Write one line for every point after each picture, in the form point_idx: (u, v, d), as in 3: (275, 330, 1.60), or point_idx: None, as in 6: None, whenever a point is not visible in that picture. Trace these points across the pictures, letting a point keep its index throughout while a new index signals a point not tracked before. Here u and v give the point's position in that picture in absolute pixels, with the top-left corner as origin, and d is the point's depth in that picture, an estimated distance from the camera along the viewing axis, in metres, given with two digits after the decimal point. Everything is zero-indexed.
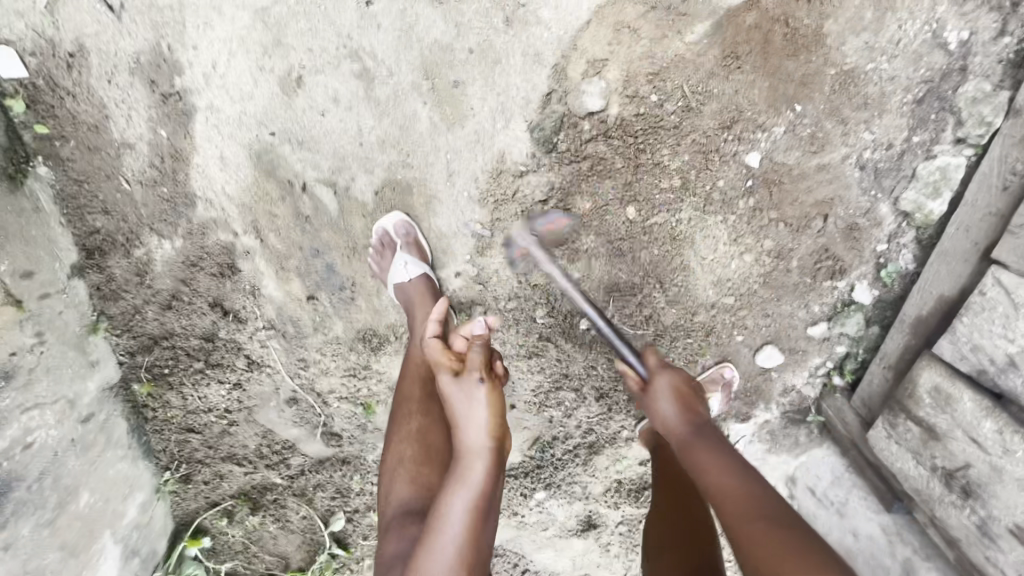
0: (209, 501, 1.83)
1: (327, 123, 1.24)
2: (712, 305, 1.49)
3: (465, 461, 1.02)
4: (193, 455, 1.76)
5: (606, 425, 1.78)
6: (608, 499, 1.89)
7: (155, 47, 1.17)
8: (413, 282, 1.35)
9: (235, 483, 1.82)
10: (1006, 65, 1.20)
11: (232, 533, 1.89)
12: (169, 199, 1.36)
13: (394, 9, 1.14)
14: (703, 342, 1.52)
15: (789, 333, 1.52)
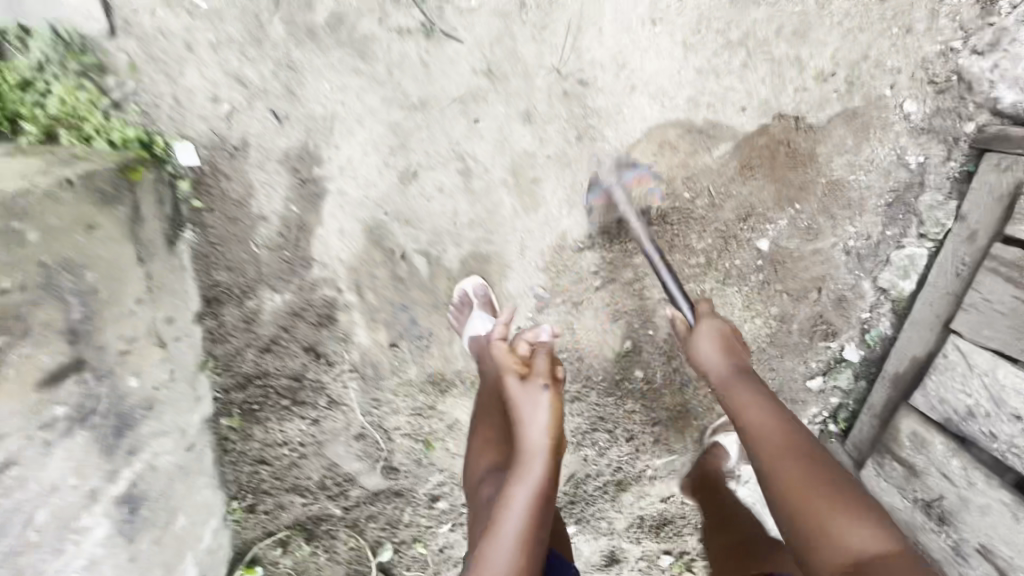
0: (266, 531, 2.00)
1: (430, 207, 1.56)
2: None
3: (530, 459, 1.24)
4: (260, 485, 1.95)
5: (632, 464, 2.00)
6: (631, 534, 2.09)
7: (304, 145, 1.47)
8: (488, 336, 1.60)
9: (292, 513, 1.99)
10: (954, 181, 1.58)
11: (283, 563, 2.03)
12: (289, 261, 1.63)
13: (496, 126, 1.47)
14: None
15: (791, 384, 1.86)
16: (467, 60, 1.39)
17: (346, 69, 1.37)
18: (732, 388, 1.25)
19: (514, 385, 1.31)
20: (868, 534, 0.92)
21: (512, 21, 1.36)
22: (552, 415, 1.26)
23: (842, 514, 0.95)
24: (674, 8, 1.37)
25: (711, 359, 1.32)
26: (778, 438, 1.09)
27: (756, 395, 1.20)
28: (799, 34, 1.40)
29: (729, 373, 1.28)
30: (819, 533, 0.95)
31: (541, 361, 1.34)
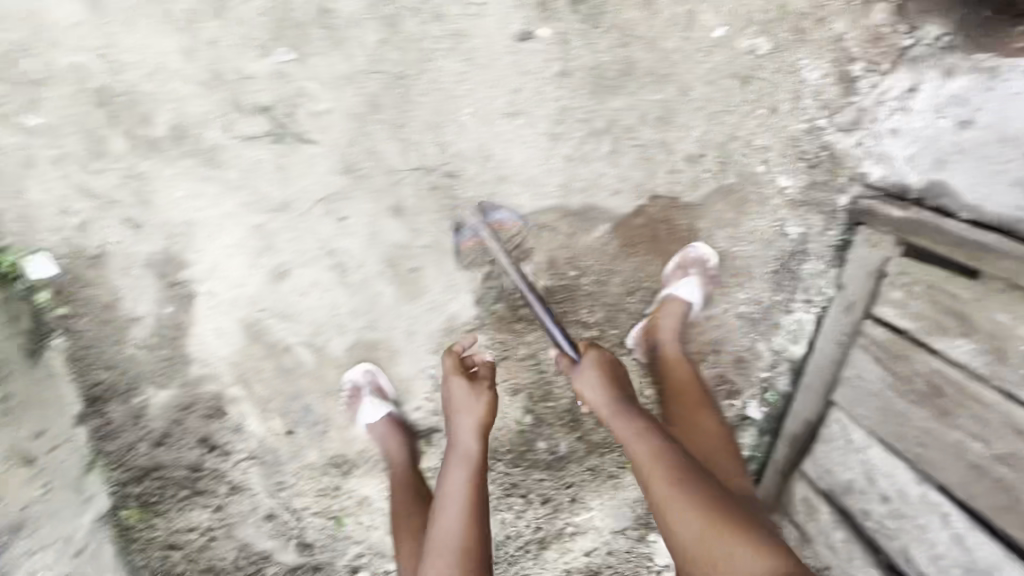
0: None
1: (306, 301, 1.52)
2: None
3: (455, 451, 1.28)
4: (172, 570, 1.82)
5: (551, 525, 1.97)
6: None
7: (165, 250, 1.42)
8: (378, 423, 1.61)
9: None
10: (835, 249, 1.58)
11: None
12: (168, 359, 1.58)
13: (364, 221, 1.43)
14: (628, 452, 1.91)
15: None
16: (324, 162, 1.34)
17: (196, 178, 1.32)
18: (620, 421, 1.23)
19: (461, 417, 1.31)
20: (754, 558, 0.94)
21: (366, 121, 1.31)
22: (474, 437, 1.28)
23: (749, 538, 0.97)
24: (533, 100, 1.34)
25: (598, 398, 1.28)
26: (664, 463, 1.11)
27: (632, 426, 1.20)
28: (664, 119, 1.39)
29: (607, 415, 1.27)
30: (716, 554, 0.98)
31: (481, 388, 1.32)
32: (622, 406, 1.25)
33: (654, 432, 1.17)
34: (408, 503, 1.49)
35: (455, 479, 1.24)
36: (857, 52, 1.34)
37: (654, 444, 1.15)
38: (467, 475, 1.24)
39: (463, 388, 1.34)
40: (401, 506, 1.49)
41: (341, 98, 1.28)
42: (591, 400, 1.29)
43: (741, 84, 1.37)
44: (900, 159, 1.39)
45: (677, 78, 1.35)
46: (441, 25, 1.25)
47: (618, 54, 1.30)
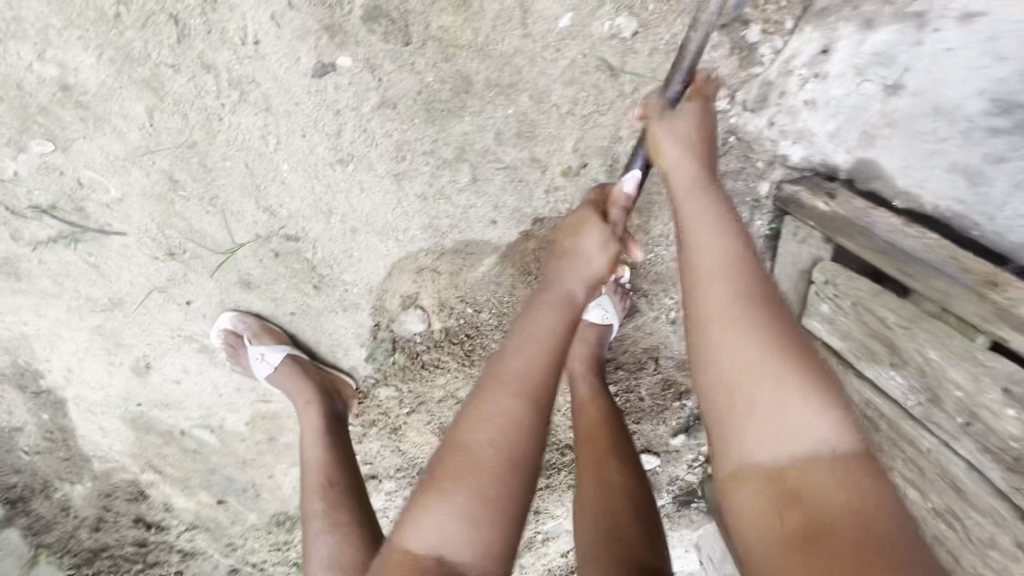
0: None
1: (184, 387, 1.40)
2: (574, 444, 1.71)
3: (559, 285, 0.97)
4: None
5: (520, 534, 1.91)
6: None
7: (14, 364, 1.31)
8: (279, 368, 1.31)
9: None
10: (766, 239, 1.34)
11: None
12: (68, 459, 1.52)
13: (213, 301, 1.27)
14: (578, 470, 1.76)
15: (658, 443, 1.68)
16: (141, 251, 1.17)
17: (7, 292, 1.18)
18: (690, 203, 0.87)
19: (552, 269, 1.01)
20: (829, 426, 0.68)
21: (171, 201, 1.12)
22: (607, 250, 1.01)
23: (826, 394, 0.71)
24: (360, 140, 1.11)
25: (676, 155, 0.90)
26: (724, 292, 0.77)
27: (707, 202, 0.86)
28: (523, 132, 1.14)
29: (677, 192, 0.89)
30: (757, 408, 0.70)
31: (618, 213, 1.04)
32: (704, 183, 0.88)
33: (726, 228, 0.83)
34: (322, 487, 1.20)
35: (539, 320, 0.91)
36: (748, 12, 1.05)
37: (727, 259, 0.80)
38: (558, 317, 0.92)
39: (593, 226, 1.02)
40: (314, 484, 1.21)
41: (132, 181, 1.09)
42: (665, 160, 0.92)
43: (609, 74, 1.10)
44: (823, 135, 1.13)
45: (525, 84, 1.10)
46: (215, 75, 1.02)
47: (445, 71, 1.07)
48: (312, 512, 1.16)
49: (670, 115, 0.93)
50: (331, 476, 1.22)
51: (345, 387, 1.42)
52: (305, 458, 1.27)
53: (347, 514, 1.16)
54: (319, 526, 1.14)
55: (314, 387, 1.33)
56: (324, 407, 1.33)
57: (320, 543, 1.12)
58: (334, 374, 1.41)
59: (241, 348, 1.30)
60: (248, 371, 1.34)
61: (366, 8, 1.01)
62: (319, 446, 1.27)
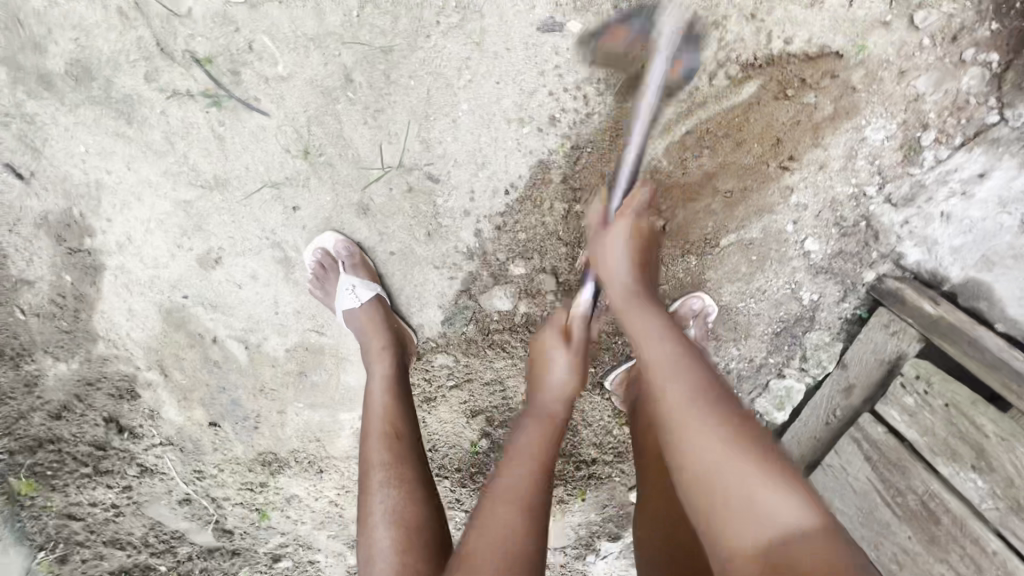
0: None
1: (242, 294, 1.28)
2: (593, 461, 1.75)
3: (533, 416, 1.06)
4: (71, 537, 1.74)
5: None
6: None
7: (65, 211, 1.14)
8: (364, 306, 1.23)
9: (116, 562, 1.80)
10: (845, 321, 1.41)
11: None
12: (68, 332, 1.33)
13: (320, 215, 1.18)
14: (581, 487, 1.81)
15: None
16: (277, 139, 1.07)
17: (103, 131, 1.03)
18: (629, 310, 1.00)
19: (552, 338, 1.13)
20: (802, 511, 0.69)
21: (335, 99, 1.04)
22: (573, 368, 1.10)
23: (786, 474, 0.74)
24: (547, 107, 1.09)
25: (625, 274, 1.04)
26: (682, 386, 0.83)
27: (645, 312, 0.96)
28: (691, 152, 1.16)
29: (617, 297, 1.03)
30: (717, 483, 0.74)
31: (560, 365, 1.10)
32: (639, 298, 1.00)
33: (655, 323, 0.93)
34: (387, 437, 1.10)
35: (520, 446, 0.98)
36: (932, 117, 1.13)
37: (685, 384, 0.83)
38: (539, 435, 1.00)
39: (557, 343, 1.12)
40: (380, 433, 1.11)
41: (306, 64, 1.00)
42: (610, 275, 1.04)
43: (794, 127, 1.15)
44: (944, 247, 1.23)
45: (719, 111, 1.11)
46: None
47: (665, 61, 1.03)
48: (377, 461, 1.07)
49: (610, 227, 1.06)
50: (398, 427, 1.12)
51: (411, 344, 1.32)
52: (369, 404, 1.17)
53: (412, 471, 1.06)
54: (381, 478, 1.04)
55: (390, 335, 1.25)
56: (396, 358, 1.23)
57: (384, 493, 1.02)
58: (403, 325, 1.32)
59: (333, 272, 1.21)
60: (329, 298, 1.25)
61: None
62: (386, 395, 1.17)
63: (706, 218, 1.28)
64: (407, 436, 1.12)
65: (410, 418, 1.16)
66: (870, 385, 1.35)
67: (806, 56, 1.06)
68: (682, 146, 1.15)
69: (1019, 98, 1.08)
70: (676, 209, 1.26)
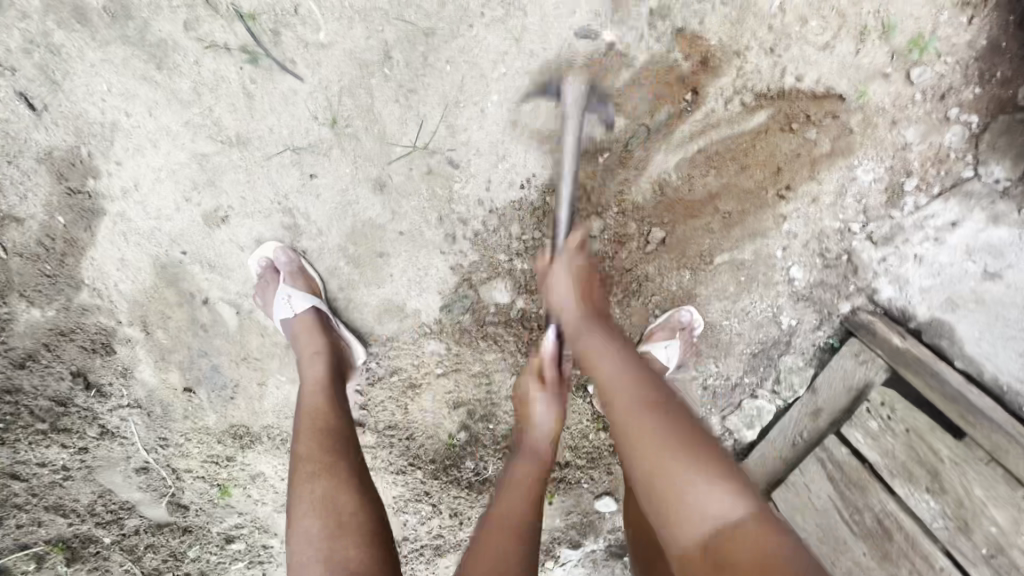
0: (18, 544, 1.74)
1: (243, 257, 1.26)
2: (567, 463, 1.79)
3: (523, 462, 1.15)
4: (9, 499, 1.66)
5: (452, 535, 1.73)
6: None
7: (73, 149, 1.11)
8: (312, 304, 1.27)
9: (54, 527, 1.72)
10: (819, 348, 1.46)
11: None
12: (50, 276, 1.28)
13: (336, 186, 1.19)
14: (552, 488, 1.84)
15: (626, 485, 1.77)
16: (307, 105, 1.08)
17: (131, 73, 1.03)
18: (584, 344, 1.04)
19: (533, 386, 1.24)
20: (734, 499, 0.79)
21: (371, 74, 1.06)
22: (552, 412, 1.20)
23: (714, 462, 0.83)
24: (573, 109, 1.13)
25: (569, 308, 1.11)
26: (614, 372, 0.96)
27: (606, 347, 1.02)
28: (699, 170, 1.23)
29: (573, 320, 1.09)
30: (672, 492, 0.82)
31: (540, 407, 1.22)
32: (586, 322, 1.08)
33: (612, 360, 0.99)
34: (317, 430, 1.16)
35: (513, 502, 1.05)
36: (916, 166, 1.24)
37: (632, 399, 0.92)
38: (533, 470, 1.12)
39: (537, 388, 1.24)
40: (309, 427, 1.17)
41: (347, 36, 1.03)
42: (561, 310, 1.12)
43: (794, 159, 1.23)
44: (914, 286, 1.32)
45: (729, 135, 1.18)
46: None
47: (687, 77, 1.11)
48: (304, 454, 1.12)
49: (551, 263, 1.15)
50: (326, 420, 1.19)
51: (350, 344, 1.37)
52: (302, 402, 1.23)
53: (342, 458, 1.12)
54: (308, 467, 1.10)
55: (327, 334, 1.30)
56: (331, 355, 1.29)
57: (312, 484, 1.07)
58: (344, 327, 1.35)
59: (273, 283, 1.26)
60: (269, 307, 1.30)
61: (657, 6, 1.05)
62: (321, 394, 1.23)
63: (705, 235, 1.34)
64: (337, 426, 1.18)
65: (338, 412, 1.22)
66: (836, 410, 1.42)
67: (813, 94, 1.15)
68: (695, 164, 1.22)
69: (992, 157, 1.21)
70: (677, 223, 1.31)
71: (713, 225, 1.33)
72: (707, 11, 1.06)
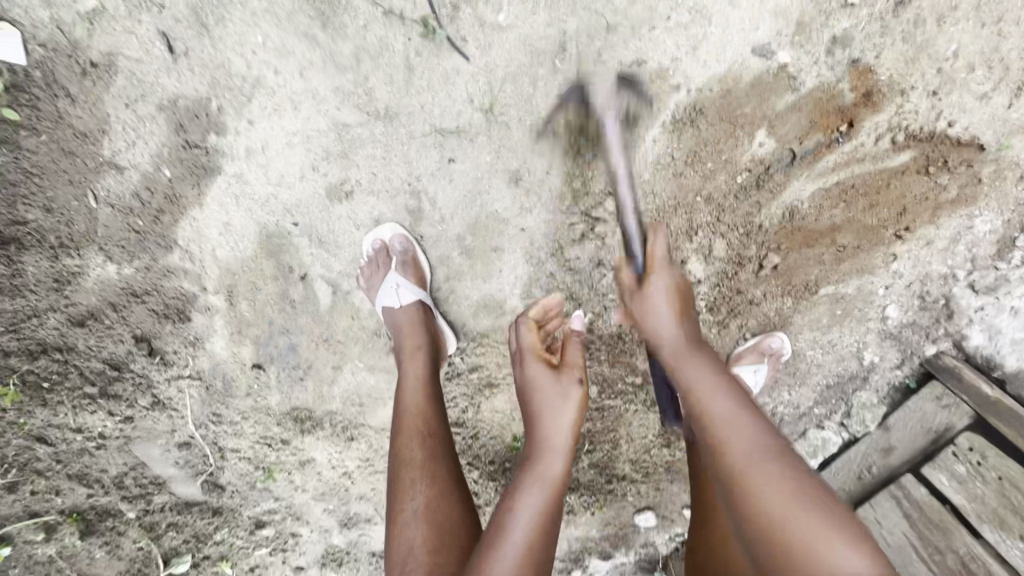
0: (26, 512, 1.40)
1: (357, 236, 1.20)
2: (621, 477, 1.54)
3: (542, 459, 0.96)
4: (27, 463, 1.36)
5: None
6: None
7: (202, 100, 1.06)
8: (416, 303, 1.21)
9: (71, 500, 1.42)
10: (892, 388, 1.45)
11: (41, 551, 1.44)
12: (139, 232, 1.19)
13: (471, 175, 1.14)
14: (600, 498, 1.56)
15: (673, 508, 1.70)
16: (467, 88, 1.06)
17: (292, 28, 1.00)
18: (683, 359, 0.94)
19: (540, 370, 1.07)
20: (850, 551, 0.63)
21: (541, 64, 1.04)
22: (574, 418, 1.01)
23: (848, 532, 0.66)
24: (721, 125, 1.12)
25: (668, 328, 0.99)
26: (744, 420, 0.80)
27: (704, 372, 0.90)
28: (831, 202, 1.22)
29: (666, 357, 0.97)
30: (765, 500, 0.70)
31: (573, 350, 1.10)
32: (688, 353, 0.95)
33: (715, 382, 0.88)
34: (422, 435, 1.06)
35: (526, 494, 0.91)
36: None
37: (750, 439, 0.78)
38: (552, 478, 0.94)
39: (545, 373, 1.06)
40: (414, 432, 1.06)
41: (528, 20, 1.02)
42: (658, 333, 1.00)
43: (924, 202, 1.22)
44: (1006, 337, 1.33)
45: (870, 170, 1.17)
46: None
47: (842, 106, 1.11)
48: (409, 459, 1.02)
49: (644, 288, 1.02)
50: (431, 424, 1.08)
51: (444, 343, 1.28)
52: (401, 400, 1.12)
53: (446, 472, 1.03)
54: (411, 478, 1.00)
55: (425, 335, 1.21)
56: (430, 355, 1.19)
57: (415, 494, 0.98)
58: (440, 327, 1.26)
59: (382, 268, 1.19)
60: (372, 292, 1.23)
61: (839, 34, 1.06)
62: (422, 396, 1.13)
63: (823, 266, 1.29)
64: (442, 432, 1.08)
65: (442, 416, 1.11)
66: (911, 450, 1.39)
67: (957, 141, 1.15)
68: (828, 196, 1.20)
69: None
70: (789, 250, 1.27)
71: (831, 253, 1.28)
72: (885, 47, 1.06)
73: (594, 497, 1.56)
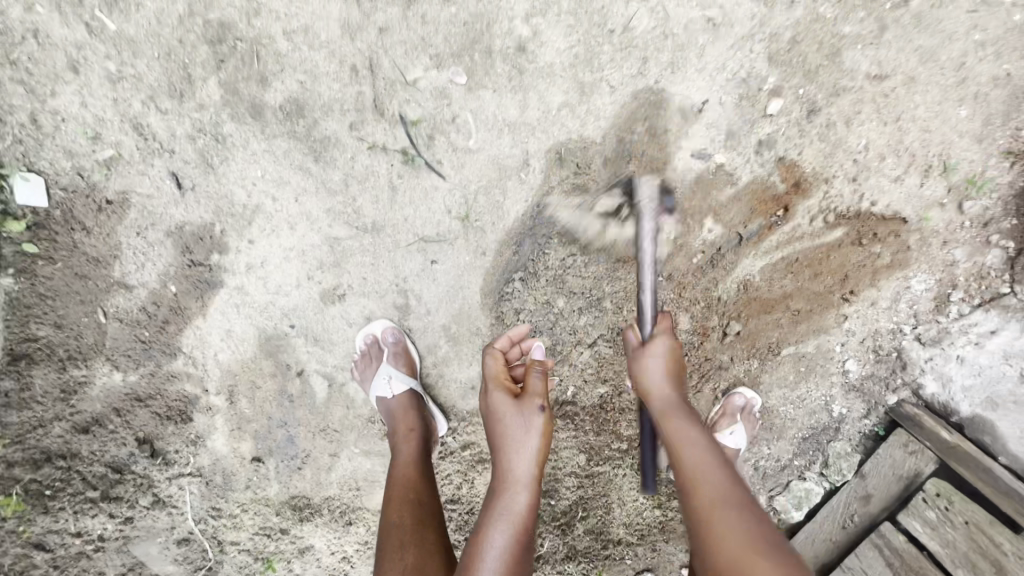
0: None
1: (349, 332, 1.30)
2: (618, 541, 1.53)
3: (507, 494, 1.02)
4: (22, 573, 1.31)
5: None
6: None
7: (208, 225, 1.19)
8: (406, 391, 1.28)
9: None
10: (862, 436, 1.51)
11: None
12: (145, 342, 1.28)
13: (453, 271, 1.26)
14: (599, 564, 1.55)
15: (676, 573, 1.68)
16: (445, 200, 1.20)
17: (287, 163, 1.16)
18: (671, 415, 1.04)
19: (502, 401, 1.10)
20: None
21: (508, 177, 1.20)
22: (539, 446, 1.06)
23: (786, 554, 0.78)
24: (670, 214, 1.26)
25: (663, 386, 1.08)
26: (716, 480, 0.91)
27: (692, 432, 1.00)
28: (780, 273, 1.34)
29: (657, 412, 1.07)
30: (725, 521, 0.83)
31: (535, 377, 1.12)
32: (677, 402, 1.06)
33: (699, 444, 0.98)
34: (409, 503, 1.09)
35: (492, 537, 0.96)
36: (960, 281, 1.35)
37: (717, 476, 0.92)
38: (517, 521, 0.99)
39: (507, 404, 1.10)
40: (404, 500, 1.10)
41: (495, 143, 1.17)
42: (651, 389, 1.09)
43: (864, 267, 1.33)
44: (957, 384, 1.38)
45: (810, 246, 1.31)
46: (632, 110, 1.18)
47: (772, 193, 1.26)
48: (396, 525, 1.04)
49: (646, 346, 1.11)
50: (421, 494, 1.12)
51: (436, 430, 1.34)
52: (393, 476, 1.17)
53: (432, 535, 1.04)
54: (400, 541, 1.01)
55: (419, 420, 1.27)
56: (423, 440, 1.25)
57: (401, 556, 0.99)
58: (432, 412, 1.33)
59: (376, 360, 1.27)
60: (365, 382, 1.30)
61: (764, 138, 1.22)
62: (413, 471, 1.17)
63: (782, 328, 1.39)
64: (431, 501, 1.11)
65: (429, 489, 1.15)
66: (887, 497, 1.44)
67: (881, 217, 1.29)
68: (777, 268, 1.33)
69: None
70: (748, 317, 1.38)
71: (786, 315, 1.38)
72: (806, 145, 1.22)
73: (592, 563, 1.54)
